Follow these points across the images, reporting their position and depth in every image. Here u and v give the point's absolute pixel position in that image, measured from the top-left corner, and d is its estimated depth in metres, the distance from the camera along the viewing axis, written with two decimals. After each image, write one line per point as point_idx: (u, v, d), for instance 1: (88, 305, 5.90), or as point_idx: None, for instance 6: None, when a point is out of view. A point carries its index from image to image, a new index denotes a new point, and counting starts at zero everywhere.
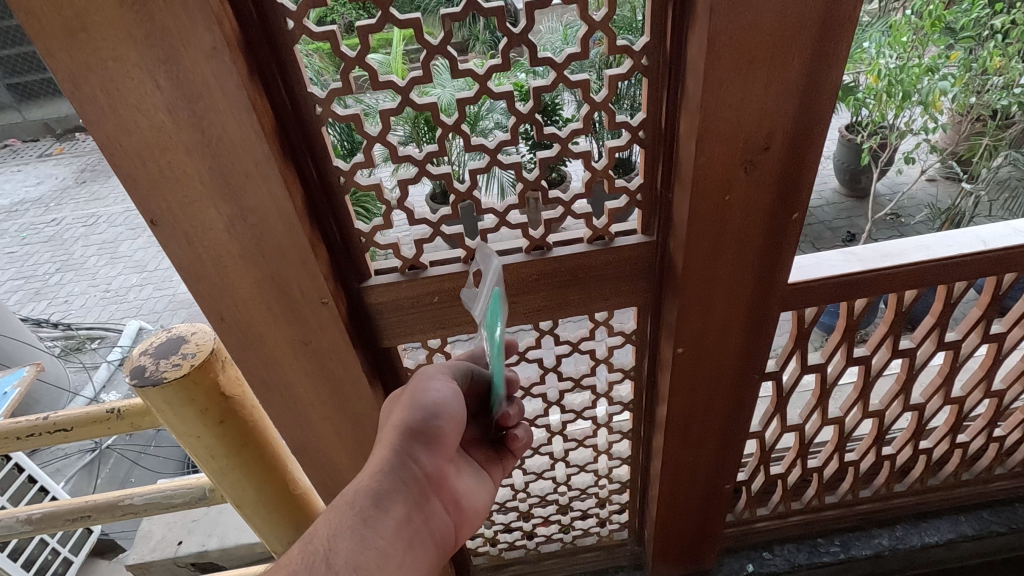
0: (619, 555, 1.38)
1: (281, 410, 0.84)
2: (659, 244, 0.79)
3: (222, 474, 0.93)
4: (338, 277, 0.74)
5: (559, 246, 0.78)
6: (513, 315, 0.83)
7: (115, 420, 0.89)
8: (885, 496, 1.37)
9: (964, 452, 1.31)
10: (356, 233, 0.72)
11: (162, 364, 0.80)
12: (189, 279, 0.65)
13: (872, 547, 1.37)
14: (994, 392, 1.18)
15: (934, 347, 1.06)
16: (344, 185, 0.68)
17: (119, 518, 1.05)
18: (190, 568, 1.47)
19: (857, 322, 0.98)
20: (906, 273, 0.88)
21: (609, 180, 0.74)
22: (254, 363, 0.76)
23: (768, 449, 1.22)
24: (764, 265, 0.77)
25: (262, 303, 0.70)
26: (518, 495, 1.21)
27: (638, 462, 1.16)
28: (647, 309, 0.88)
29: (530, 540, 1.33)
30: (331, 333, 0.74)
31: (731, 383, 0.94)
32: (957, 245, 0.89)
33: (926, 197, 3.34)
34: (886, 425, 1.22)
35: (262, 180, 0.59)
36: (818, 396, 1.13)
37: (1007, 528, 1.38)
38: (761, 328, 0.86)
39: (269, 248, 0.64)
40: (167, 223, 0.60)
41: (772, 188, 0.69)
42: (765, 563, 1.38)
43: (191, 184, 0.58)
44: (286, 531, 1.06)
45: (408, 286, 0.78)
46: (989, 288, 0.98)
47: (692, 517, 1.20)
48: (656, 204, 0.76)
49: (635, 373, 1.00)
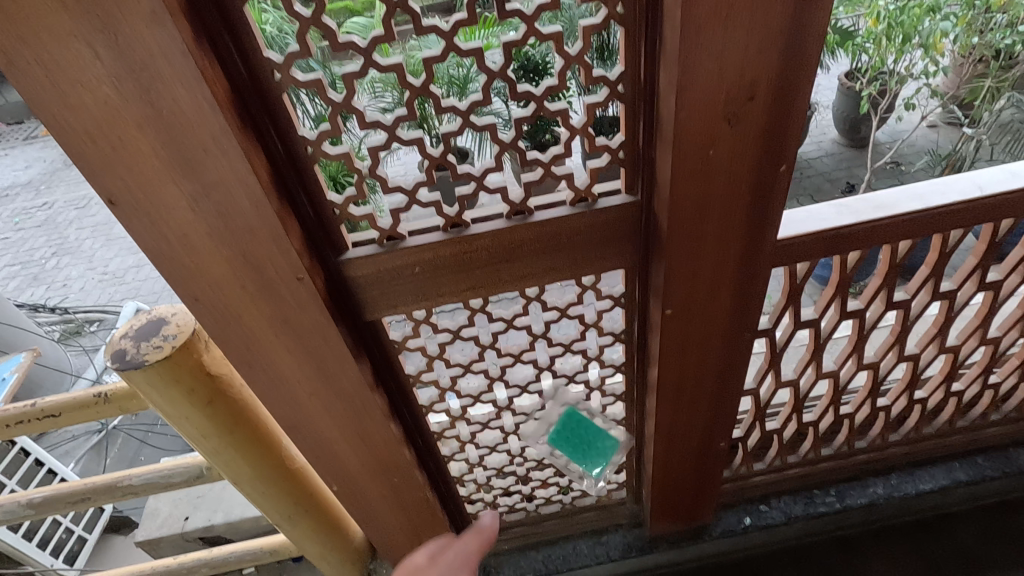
0: (618, 513, 1.41)
1: (266, 390, 0.82)
2: (644, 205, 0.76)
3: (215, 453, 0.94)
4: (314, 252, 0.72)
5: (541, 210, 0.76)
6: (498, 283, 0.82)
7: (103, 405, 0.88)
8: (880, 447, 1.39)
9: (959, 401, 1.32)
10: (329, 205, 0.69)
11: (143, 346, 0.80)
12: (156, 261, 0.63)
13: (866, 497, 1.40)
14: (990, 340, 1.18)
15: (929, 298, 1.04)
16: (312, 156, 0.64)
17: (120, 499, 1.06)
18: (199, 542, 1.49)
19: (850, 276, 0.96)
20: (898, 224, 0.85)
21: (589, 139, 0.70)
22: (234, 345, 0.75)
23: (762, 406, 1.22)
24: (753, 225, 0.75)
25: (236, 283, 0.67)
26: (466, 446, 1.18)
27: (632, 423, 1.16)
28: (634, 272, 0.86)
29: (530, 503, 1.36)
30: (311, 309, 0.72)
31: (723, 340, 0.92)
32: (952, 193, 0.86)
33: (926, 144, 3.28)
34: (880, 377, 1.22)
35: (222, 155, 0.56)
36: (812, 350, 1.12)
37: (999, 473, 1.41)
38: (750, 285, 0.84)
39: (237, 226, 0.62)
40: (126, 205, 0.58)
41: (758, 141, 0.66)
42: (762, 516, 1.41)
43: (148, 162, 0.55)
44: (286, 503, 1.09)
45: (387, 259, 0.76)
46: (986, 235, 0.95)
47: (689, 474, 1.21)
48: (639, 163, 0.73)
49: (626, 337, 0.99)
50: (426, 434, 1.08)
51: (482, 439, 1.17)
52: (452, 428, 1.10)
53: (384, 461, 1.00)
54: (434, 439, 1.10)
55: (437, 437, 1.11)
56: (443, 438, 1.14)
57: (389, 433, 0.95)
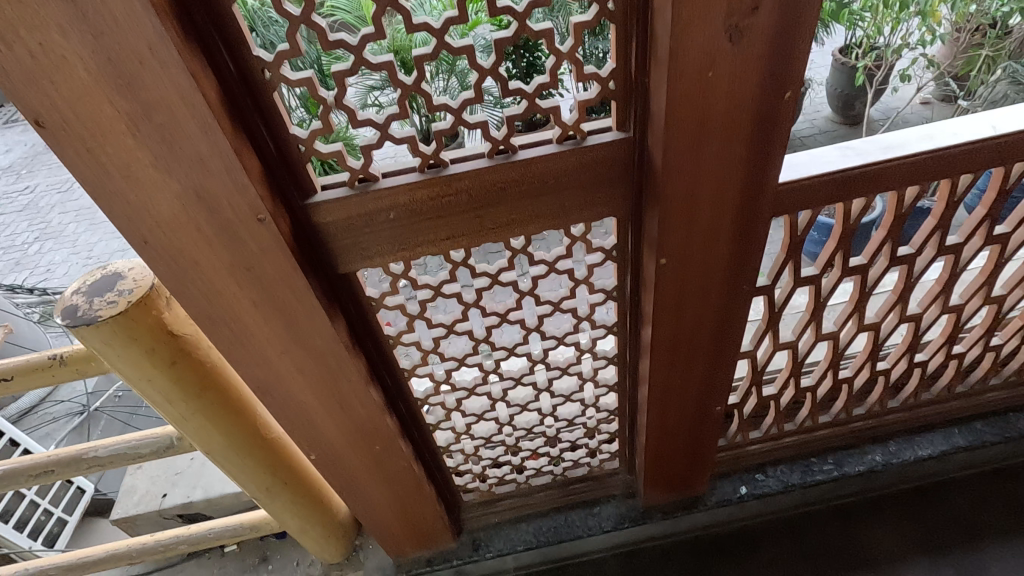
0: (610, 484, 1.37)
1: (232, 348, 0.77)
2: (637, 142, 0.71)
3: (183, 421, 0.88)
4: (277, 193, 0.66)
5: (526, 149, 0.70)
6: (481, 231, 0.76)
7: (58, 368, 0.83)
8: (879, 413, 1.36)
9: (960, 363, 1.29)
10: (292, 139, 0.63)
11: (96, 302, 0.73)
12: (97, 195, 0.57)
13: (864, 464, 1.37)
14: (994, 299, 1.14)
15: (934, 253, 0.99)
16: (271, 81, 0.58)
17: (86, 472, 1.01)
18: (178, 520, 1.44)
19: (854, 228, 0.91)
20: (906, 166, 0.80)
21: (577, 66, 0.64)
22: (192, 295, 0.69)
23: (759, 370, 1.18)
24: (754, 162, 0.70)
25: (190, 223, 0.61)
26: (453, 415, 1.13)
27: (625, 388, 1.12)
28: (627, 220, 0.81)
29: (520, 474, 1.31)
30: (274, 255, 0.66)
31: (721, 295, 0.87)
32: (963, 133, 0.81)
33: (920, 120, 3.22)
34: (881, 340, 1.18)
35: (161, 68, 0.50)
36: (812, 310, 1.07)
37: (1000, 438, 1.37)
38: (750, 232, 0.79)
39: (185, 154, 0.55)
40: (56, 126, 0.51)
41: (762, 61, 0.60)
42: (758, 484, 1.37)
43: (77, 74, 0.49)
44: (263, 474, 1.03)
45: (359, 202, 0.69)
46: (996, 182, 0.90)
47: (684, 441, 1.17)
48: (631, 94, 0.67)
49: (618, 294, 0.93)
50: (409, 400, 1.03)
51: (468, 408, 1.12)
52: (437, 394, 1.04)
53: (365, 426, 0.95)
54: (417, 406, 1.05)
55: (421, 404, 1.05)
56: (428, 405, 1.09)
57: (367, 396, 0.90)
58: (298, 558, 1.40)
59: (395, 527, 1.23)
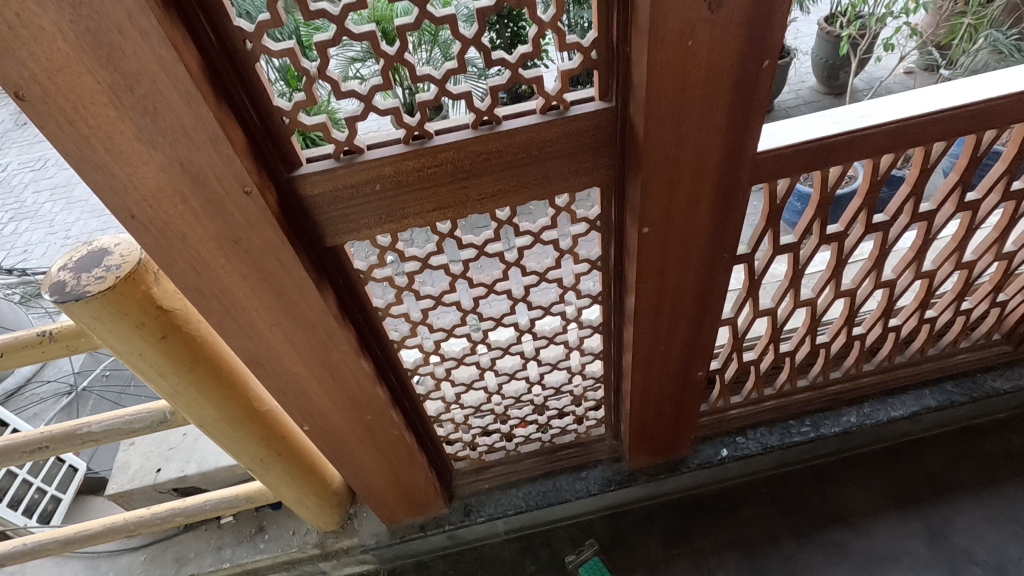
0: (596, 449, 1.41)
1: (222, 320, 0.78)
2: (619, 111, 0.72)
3: (175, 394, 0.89)
4: (263, 166, 0.66)
5: (509, 120, 0.70)
6: (467, 202, 0.77)
7: (48, 345, 0.83)
8: (854, 376, 1.41)
9: (932, 327, 1.34)
10: (276, 111, 0.63)
11: (85, 278, 0.74)
12: (81, 169, 0.57)
13: (840, 425, 1.42)
14: (964, 264, 1.18)
15: (908, 220, 1.02)
16: (252, 52, 0.58)
17: (81, 447, 1.02)
18: (173, 494, 1.46)
19: (831, 196, 0.93)
20: (881, 134, 0.82)
21: (559, 35, 0.64)
22: (181, 268, 0.69)
23: (740, 336, 1.21)
24: (733, 130, 0.71)
25: (176, 196, 0.62)
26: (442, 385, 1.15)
27: (610, 356, 1.15)
28: (611, 189, 0.82)
29: (509, 442, 1.35)
30: (261, 227, 0.67)
31: (702, 262, 0.89)
32: (935, 101, 0.83)
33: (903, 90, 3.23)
34: (857, 305, 1.21)
35: (142, 39, 0.49)
36: (790, 278, 1.10)
37: (969, 398, 1.43)
38: (730, 200, 0.81)
39: (169, 127, 0.56)
40: (37, 99, 0.51)
41: (741, 30, 0.61)
42: (739, 447, 1.42)
43: (56, 46, 0.48)
44: (256, 445, 1.05)
45: (345, 175, 0.70)
46: (968, 149, 0.93)
47: (667, 406, 1.21)
48: (613, 64, 0.68)
49: (602, 264, 0.95)
50: (399, 370, 1.04)
51: (458, 378, 1.15)
52: (427, 364, 1.06)
53: (356, 396, 0.97)
54: (407, 376, 1.07)
55: (411, 374, 1.07)
56: (418, 376, 1.11)
57: (358, 367, 0.91)
58: (294, 528, 1.43)
59: (388, 495, 1.27)
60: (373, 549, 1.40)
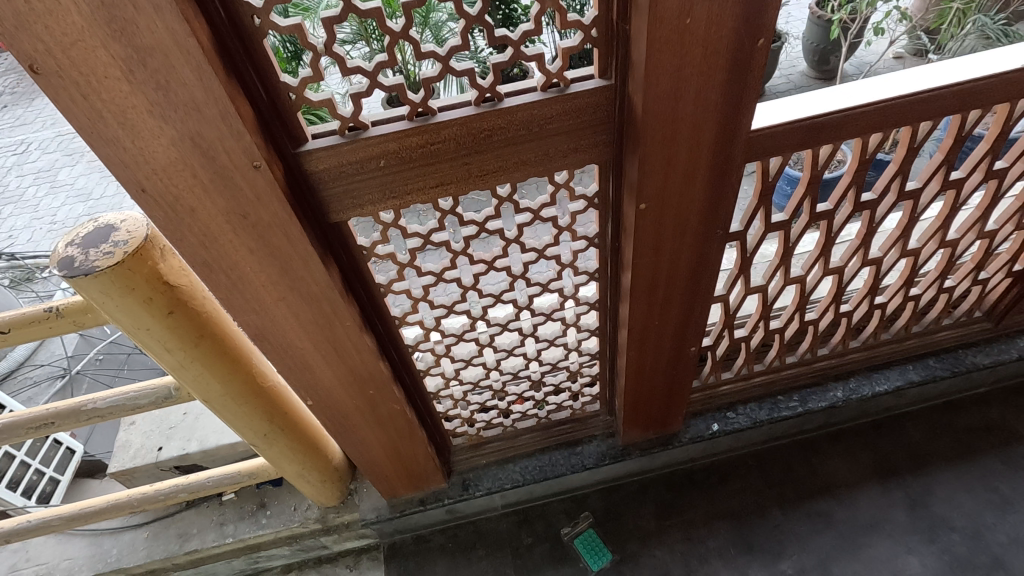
0: (591, 425, 1.44)
1: (228, 295, 0.79)
2: (618, 89, 0.73)
3: (181, 370, 0.91)
4: (270, 141, 0.67)
5: (511, 97, 0.72)
6: (468, 178, 0.79)
7: (55, 320, 0.84)
8: (841, 353, 1.45)
9: (916, 304, 1.38)
10: (283, 87, 0.64)
11: (93, 253, 0.75)
12: (93, 142, 0.58)
13: (827, 400, 1.46)
14: (948, 242, 1.21)
15: (894, 198, 1.05)
16: (260, 28, 0.59)
17: (85, 424, 1.03)
18: (175, 472, 1.47)
19: (822, 174, 0.95)
20: (870, 113, 0.85)
21: (561, 13, 0.66)
22: (190, 243, 0.71)
23: (732, 313, 1.24)
24: (728, 107, 0.73)
25: (186, 170, 0.63)
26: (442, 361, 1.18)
27: (606, 332, 1.18)
28: (608, 166, 0.84)
29: (507, 418, 1.38)
30: (269, 201, 0.68)
31: (696, 238, 0.92)
32: (922, 81, 0.85)
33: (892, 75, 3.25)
34: (844, 283, 1.25)
35: (155, 14, 0.50)
36: (781, 255, 1.13)
37: (949, 372, 1.48)
38: (724, 178, 0.83)
39: (181, 101, 0.57)
40: (52, 72, 0.52)
41: (736, 9, 0.63)
42: (729, 421, 1.46)
43: (71, 19, 0.49)
44: (259, 421, 1.07)
45: (350, 150, 0.71)
46: (954, 128, 0.96)
47: (661, 380, 1.24)
48: (613, 42, 0.69)
49: (599, 241, 0.98)
50: (400, 346, 1.07)
51: (457, 354, 1.17)
52: (427, 340, 1.09)
53: (358, 371, 0.99)
54: (408, 353, 1.09)
55: (412, 350, 1.09)
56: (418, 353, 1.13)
57: (361, 342, 0.93)
58: (295, 503, 1.46)
59: (389, 469, 1.30)
60: (373, 523, 1.43)
